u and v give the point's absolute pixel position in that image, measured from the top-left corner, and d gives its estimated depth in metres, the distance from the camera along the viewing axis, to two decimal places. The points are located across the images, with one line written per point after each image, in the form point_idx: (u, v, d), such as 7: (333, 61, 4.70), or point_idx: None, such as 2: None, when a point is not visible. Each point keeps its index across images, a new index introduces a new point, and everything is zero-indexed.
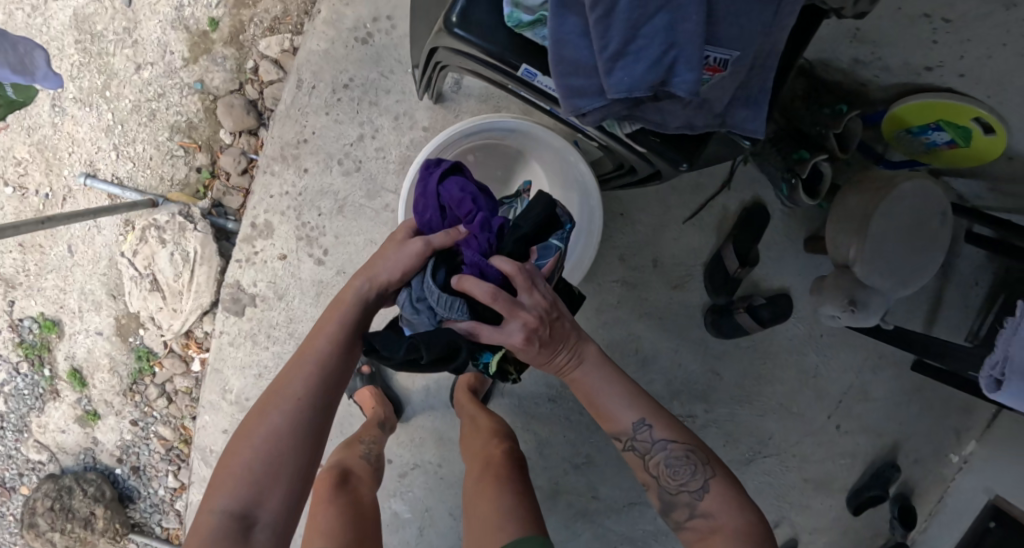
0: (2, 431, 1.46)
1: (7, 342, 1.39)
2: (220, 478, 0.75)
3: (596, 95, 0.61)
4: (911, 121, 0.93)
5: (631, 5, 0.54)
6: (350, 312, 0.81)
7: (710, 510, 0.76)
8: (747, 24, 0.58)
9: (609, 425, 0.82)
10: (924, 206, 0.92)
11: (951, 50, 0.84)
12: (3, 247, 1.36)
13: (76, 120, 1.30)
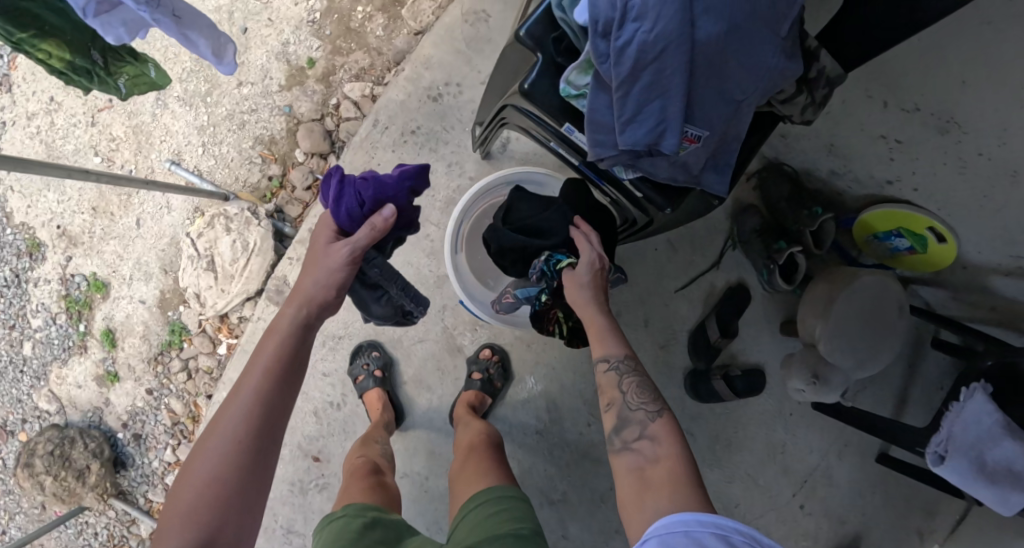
0: (20, 375, 1.55)
1: (55, 293, 1.52)
2: (170, 519, 0.77)
3: (611, 147, 0.87)
4: (878, 227, 1.15)
5: (639, 91, 0.81)
6: (283, 337, 0.92)
7: (659, 436, 0.83)
8: (716, 113, 0.85)
9: (596, 346, 0.92)
10: (881, 297, 1.12)
11: (905, 166, 1.09)
12: (75, 208, 1.51)
13: (175, 115, 1.46)
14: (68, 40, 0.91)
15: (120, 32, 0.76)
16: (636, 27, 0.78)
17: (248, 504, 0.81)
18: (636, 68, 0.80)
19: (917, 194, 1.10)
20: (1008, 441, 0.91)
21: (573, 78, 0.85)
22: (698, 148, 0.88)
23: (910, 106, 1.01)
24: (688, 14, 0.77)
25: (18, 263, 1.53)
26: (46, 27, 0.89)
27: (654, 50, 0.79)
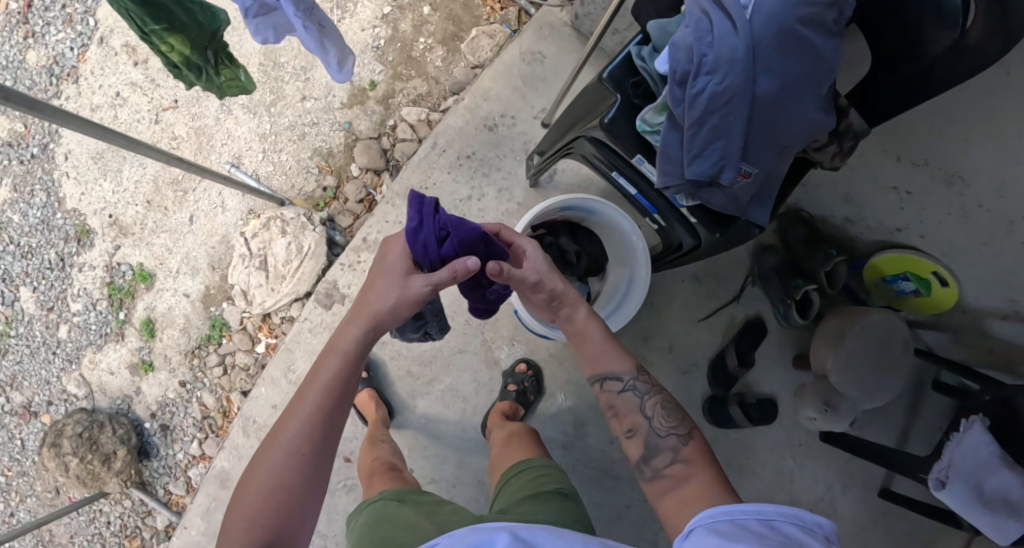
0: (52, 357, 1.57)
1: (99, 280, 1.56)
2: (234, 522, 0.82)
3: (677, 177, 1.00)
4: (886, 270, 1.24)
5: (707, 132, 0.94)
6: (343, 359, 0.92)
7: (690, 458, 0.92)
8: (768, 155, 0.98)
9: (612, 371, 1.02)
10: (891, 332, 1.22)
11: (913, 215, 1.23)
12: (129, 199, 1.56)
13: (238, 121, 1.54)
14: (191, 39, 0.99)
15: (267, 33, 0.84)
16: (707, 79, 0.92)
17: (304, 511, 0.86)
18: (705, 113, 0.93)
19: (923, 241, 1.23)
20: (1005, 471, 1.03)
21: (648, 117, 0.99)
22: (749, 185, 1.00)
23: (920, 161, 1.17)
24: (752, 72, 0.92)
25: (64, 247, 1.57)
26: (175, 23, 0.96)
27: (721, 99, 0.92)
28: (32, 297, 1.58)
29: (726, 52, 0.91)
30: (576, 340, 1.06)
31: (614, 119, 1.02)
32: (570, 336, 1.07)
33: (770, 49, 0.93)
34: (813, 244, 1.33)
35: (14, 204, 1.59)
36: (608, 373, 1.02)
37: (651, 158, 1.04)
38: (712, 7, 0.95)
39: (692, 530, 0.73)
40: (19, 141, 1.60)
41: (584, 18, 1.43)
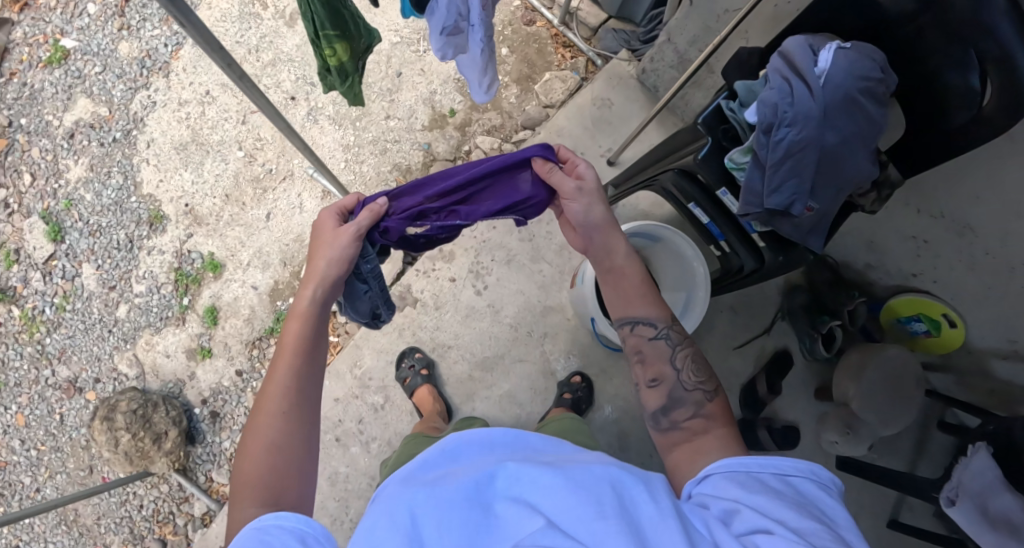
0: (107, 334, 1.61)
1: (167, 265, 1.62)
2: (242, 488, 0.83)
3: (756, 207, 1.17)
4: (901, 312, 1.53)
5: (785, 172, 1.12)
6: (306, 321, 0.94)
7: (712, 415, 0.96)
8: (831, 195, 1.17)
9: (645, 317, 1.04)
10: (903, 366, 1.41)
11: (927, 262, 1.46)
12: (207, 192, 1.64)
13: (323, 131, 1.66)
14: (353, 49, 1.11)
15: (448, 51, 0.99)
16: (787, 131, 1.10)
17: (302, 465, 0.87)
18: (782, 158, 1.11)
19: (936, 285, 1.48)
20: (1008, 492, 1.23)
21: (735, 157, 1.17)
22: (812, 218, 1.18)
23: (937, 214, 1.38)
24: (825, 127, 1.10)
25: (135, 230, 1.64)
26: (345, 31, 1.07)
27: (798, 148, 1.10)
28: (94, 274, 1.63)
29: (805, 110, 1.10)
30: (615, 277, 1.05)
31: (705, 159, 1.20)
32: (604, 273, 1.06)
33: (839, 110, 1.11)
34: (837, 286, 1.60)
35: (88, 183, 1.66)
36: (641, 318, 1.04)
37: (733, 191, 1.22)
38: (791, 75, 1.13)
39: (710, 476, 0.83)
40: (103, 125, 1.67)
41: (650, 73, 1.62)
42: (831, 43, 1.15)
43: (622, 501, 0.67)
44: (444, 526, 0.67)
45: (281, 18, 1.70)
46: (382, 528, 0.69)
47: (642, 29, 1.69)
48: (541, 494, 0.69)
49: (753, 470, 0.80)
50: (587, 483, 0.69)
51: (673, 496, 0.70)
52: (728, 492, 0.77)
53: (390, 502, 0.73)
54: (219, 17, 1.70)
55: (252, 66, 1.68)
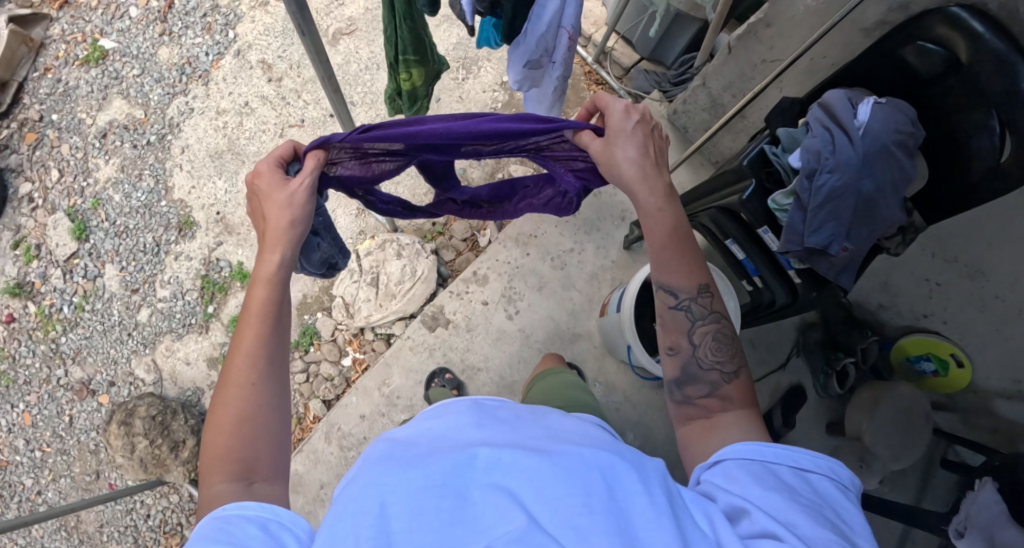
0: (126, 338, 1.59)
1: (194, 271, 1.61)
2: (210, 464, 0.80)
3: (796, 245, 1.22)
4: (911, 351, 1.65)
5: (824, 215, 1.18)
6: (271, 286, 0.87)
7: (729, 395, 0.92)
8: (864, 238, 1.23)
9: (673, 283, 0.96)
10: (910, 406, 1.56)
11: (938, 303, 1.61)
12: (239, 201, 1.65)
13: None
14: (429, 74, 1.19)
15: (524, 83, 1.15)
16: (828, 176, 1.16)
17: (273, 436, 0.83)
18: (823, 201, 1.17)
19: (945, 326, 1.62)
20: (1013, 526, 1.30)
21: (778, 199, 1.23)
22: (846, 258, 1.24)
23: (950, 257, 1.53)
24: (863, 175, 1.17)
25: (163, 234, 1.64)
26: (423, 59, 1.15)
27: (837, 192, 1.17)
28: (117, 276, 1.62)
29: (846, 158, 1.16)
30: (646, 235, 0.96)
31: (750, 198, 1.26)
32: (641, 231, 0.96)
33: (876, 160, 1.17)
34: (849, 324, 1.71)
35: (117, 183, 1.68)
36: (667, 285, 0.96)
37: (775, 229, 1.26)
38: (832, 125, 1.20)
39: (721, 460, 0.82)
40: (137, 127, 1.71)
41: (681, 114, 1.70)
42: (869, 98, 1.23)
43: (611, 492, 0.66)
44: (419, 515, 0.63)
45: (324, 37, 1.74)
46: (353, 516, 0.65)
47: (672, 71, 1.76)
48: (524, 482, 0.66)
49: (767, 461, 0.80)
50: (577, 472, 0.66)
51: (668, 488, 0.69)
52: (741, 481, 0.77)
53: (362, 485, 0.68)
54: (262, 31, 1.74)
55: (293, 81, 1.71)
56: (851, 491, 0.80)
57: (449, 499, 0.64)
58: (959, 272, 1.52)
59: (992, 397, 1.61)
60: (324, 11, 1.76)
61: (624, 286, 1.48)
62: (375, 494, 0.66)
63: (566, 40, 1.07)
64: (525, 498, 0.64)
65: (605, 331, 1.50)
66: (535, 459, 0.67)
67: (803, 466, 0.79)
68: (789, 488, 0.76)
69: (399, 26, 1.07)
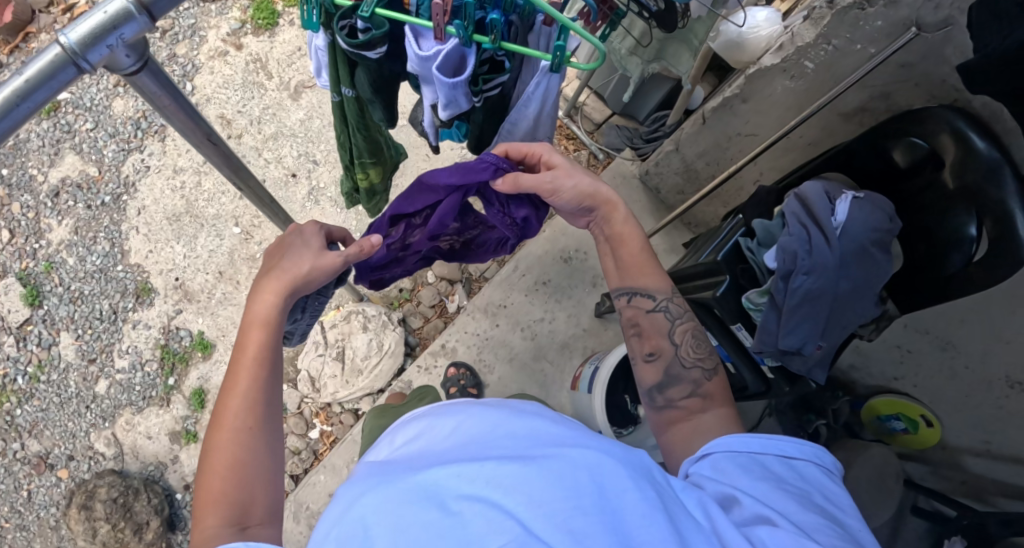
0: (84, 410, 1.55)
1: (152, 341, 1.59)
2: (206, 507, 0.77)
3: (771, 345, 1.21)
4: (882, 411, 1.65)
5: (800, 317, 1.16)
6: (267, 330, 0.87)
7: (710, 394, 0.93)
8: (837, 335, 1.21)
9: (643, 288, 1.00)
10: (884, 467, 1.57)
11: (908, 371, 1.59)
12: (199, 267, 1.63)
13: (325, 213, 1.74)
14: (385, 169, 1.19)
15: None
16: (803, 278, 1.14)
17: (266, 479, 0.81)
18: (799, 303, 1.15)
19: (915, 389, 1.60)
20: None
21: (753, 297, 1.23)
22: (819, 354, 1.22)
23: (922, 329, 1.49)
24: (840, 275, 1.14)
25: (121, 300, 1.61)
26: (380, 159, 1.15)
27: (813, 295, 1.15)
28: (73, 344, 1.58)
29: (824, 259, 1.13)
30: (614, 244, 1.01)
31: (724, 297, 1.26)
32: (606, 241, 1.02)
33: (854, 261, 1.14)
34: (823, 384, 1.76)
35: (71, 246, 1.63)
36: (639, 289, 1.00)
37: (748, 326, 1.27)
38: (808, 221, 1.17)
39: (709, 454, 0.81)
40: (91, 185, 1.67)
41: (653, 174, 1.74)
42: (847, 192, 1.18)
43: (602, 494, 0.61)
44: (406, 535, 0.58)
45: (286, 90, 1.83)
46: (335, 539, 0.61)
47: (645, 128, 1.80)
48: (509, 488, 0.61)
49: (754, 452, 0.79)
50: (565, 473, 0.62)
51: (657, 483, 0.66)
52: (729, 475, 0.76)
53: (345, 502, 0.65)
54: (220, 83, 1.84)
55: (253, 138, 1.80)
56: (834, 474, 0.80)
57: (437, 511, 0.60)
58: (931, 343, 1.48)
59: (962, 455, 1.59)
60: (286, 62, 1.85)
61: (595, 362, 1.50)
62: (358, 510, 0.62)
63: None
64: (510, 507, 0.60)
65: (576, 404, 1.54)
66: (519, 465, 0.63)
67: (789, 454, 0.79)
68: (775, 477, 0.75)
69: (352, 135, 1.07)
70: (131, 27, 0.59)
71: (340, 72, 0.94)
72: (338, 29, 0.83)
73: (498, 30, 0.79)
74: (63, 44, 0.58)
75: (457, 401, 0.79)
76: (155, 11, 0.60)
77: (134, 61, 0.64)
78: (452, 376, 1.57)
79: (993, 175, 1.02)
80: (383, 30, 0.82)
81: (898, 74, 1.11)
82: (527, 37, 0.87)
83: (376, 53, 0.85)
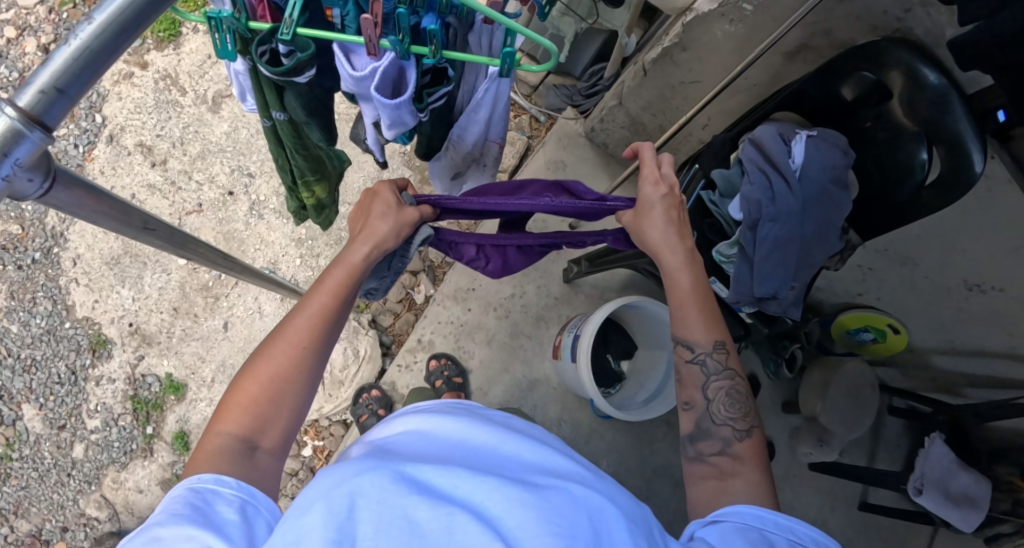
0: (67, 479, 1.54)
1: (121, 394, 1.57)
2: (236, 406, 0.77)
3: (745, 294, 1.22)
4: (851, 325, 1.56)
5: (772, 264, 1.17)
6: (352, 271, 0.86)
7: (741, 456, 0.88)
8: (806, 274, 1.22)
9: (685, 338, 0.95)
10: (862, 379, 1.52)
11: (871, 288, 1.62)
12: (151, 308, 1.61)
13: (271, 226, 1.68)
14: (331, 183, 1.14)
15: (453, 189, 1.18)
16: (771, 226, 1.14)
17: (296, 406, 0.79)
18: (770, 250, 1.16)
19: (879, 300, 1.62)
20: (963, 472, 1.41)
21: (722, 250, 1.23)
22: (793, 294, 1.23)
23: (880, 247, 1.55)
24: (805, 219, 1.15)
25: (77, 359, 1.58)
26: (324, 175, 1.10)
27: (782, 241, 1.15)
28: (38, 415, 1.57)
29: (789, 205, 1.13)
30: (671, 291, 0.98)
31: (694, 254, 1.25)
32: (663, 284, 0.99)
33: (815, 201, 1.15)
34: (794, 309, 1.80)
35: (11, 312, 1.60)
36: (680, 338, 0.96)
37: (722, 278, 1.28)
38: (767, 167, 1.15)
39: (719, 521, 0.75)
40: (17, 244, 1.63)
41: (600, 131, 1.71)
42: (800, 131, 1.18)
43: (598, 540, 0.57)
44: (390, 527, 0.54)
45: (204, 104, 1.74)
46: (313, 512, 0.55)
47: (583, 83, 1.74)
48: (508, 507, 0.58)
49: (766, 530, 0.75)
50: (559, 510, 0.58)
51: (650, 536, 0.63)
52: (735, 538, 0.71)
53: (327, 477, 0.60)
54: (132, 109, 1.73)
55: (179, 161, 1.71)
56: None
57: (432, 507, 0.56)
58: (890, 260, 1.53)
59: (929, 355, 1.60)
60: (197, 73, 1.76)
61: (575, 330, 1.45)
62: (345, 484, 0.57)
63: (495, 147, 1.04)
64: (508, 528, 0.56)
65: (560, 372, 1.53)
66: (520, 488, 0.60)
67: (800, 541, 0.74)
68: None
69: (292, 157, 1.01)
70: (23, 150, 0.47)
71: (267, 97, 0.87)
72: (257, 56, 0.75)
73: (437, 40, 0.73)
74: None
75: (460, 405, 0.75)
76: (50, 120, 0.48)
77: (41, 182, 0.52)
78: (435, 369, 1.56)
79: (941, 104, 1.03)
80: (308, 52, 0.75)
81: (839, 9, 1.14)
82: (467, 38, 0.82)
83: (306, 78, 0.78)
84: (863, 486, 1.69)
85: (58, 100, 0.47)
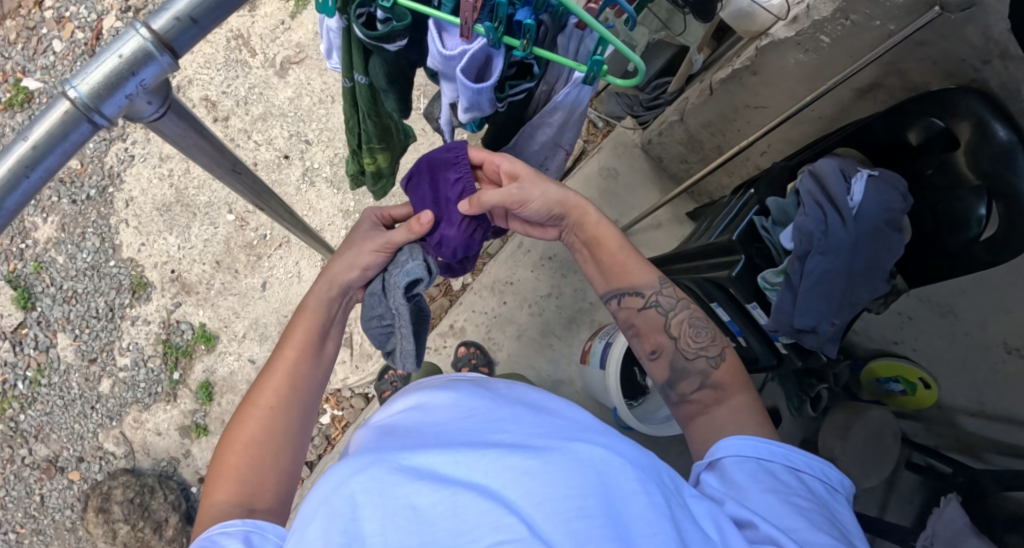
0: (90, 412, 1.57)
1: (154, 337, 1.60)
2: (222, 476, 0.79)
3: (786, 323, 1.21)
4: (880, 372, 1.52)
5: (817, 297, 1.16)
6: (315, 314, 0.93)
7: (722, 383, 0.92)
8: (849, 312, 1.21)
9: (632, 288, 1.00)
10: (884, 425, 1.50)
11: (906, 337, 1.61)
12: (195, 257, 1.64)
13: (320, 194, 1.71)
14: (394, 153, 1.15)
15: None
16: (820, 259, 1.13)
17: (285, 458, 0.83)
18: (815, 284, 1.15)
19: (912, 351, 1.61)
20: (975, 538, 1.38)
21: (769, 276, 1.22)
22: (833, 330, 1.22)
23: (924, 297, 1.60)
24: (855, 256, 1.14)
25: (116, 296, 1.62)
26: (389, 145, 1.11)
27: (829, 275, 1.14)
28: (71, 345, 1.60)
29: (843, 240, 1.12)
30: (592, 248, 1.03)
31: (739, 277, 1.25)
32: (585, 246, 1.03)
33: (868, 240, 1.14)
34: None
35: (59, 244, 1.65)
36: (627, 289, 1.01)
37: (763, 305, 1.27)
38: (825, 200, 1.15)
39: (718, 460, 0.79)
40: (74, 179, 1.67)
41: (656, 144, 1.72)
42: (862, 169, 1.17)
43: (608, 497, 0.58)
44: (395, 516, 0.56)
45: (272, 67, 1.77)
46: (320, 518, 0.57)
47: (644, 94, 1.60)
48: (511, 478, 0.58)
49: (762, 459, 0.78)
50: (567, 470, 0.59)
51: (666, 486, 0.63)
52: (740, 478, 0.75)
53: (330, 479, 0.61)
54: (202, 63, 1.77)
55: (240, 119, 1.75)
56: (839, 492, 0.79)
57: (433, 492, 0.57)
58: (932, 310, 1.59)
59: (957, 414, 1.56)
60: (269, 37, 1.79)
61: (607, 338, 1.44)
62: (346, 485, 0.59)
63: (562, 155, 1.07)
64: (511, 499, 0.57)
65: (586, 377, 1.53)
66: (522, 456, 0.60)
67: (795, 465, 0.78)
68: (784, 487, 0.74)
69: (363, 121, 1.03)
70: (151, 70, 0.51)
71: (354, 59, 0.89)
72: (354, 17, 0.77)
73: (530, 36, 0.74)
74: (71, 99, 0.50)
75: (462, 380, 0.76)
76: (179, 47, 0.52)
77: (158, 106, 0.56)
78: (463, 355, 1.57)
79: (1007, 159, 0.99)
80: (405, 23, 0.76)
81: (918, 52, 1.12)
82: (557, 39, 0.83)
83: (396, 47, 0.80)
84: (870, 537, 1.66)
85: (190, 29, 0.51)
